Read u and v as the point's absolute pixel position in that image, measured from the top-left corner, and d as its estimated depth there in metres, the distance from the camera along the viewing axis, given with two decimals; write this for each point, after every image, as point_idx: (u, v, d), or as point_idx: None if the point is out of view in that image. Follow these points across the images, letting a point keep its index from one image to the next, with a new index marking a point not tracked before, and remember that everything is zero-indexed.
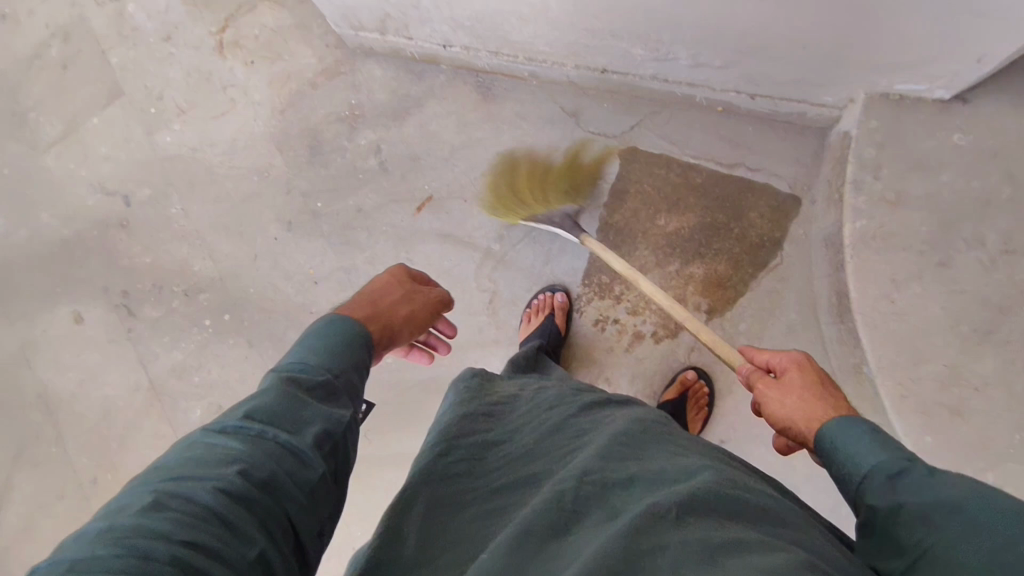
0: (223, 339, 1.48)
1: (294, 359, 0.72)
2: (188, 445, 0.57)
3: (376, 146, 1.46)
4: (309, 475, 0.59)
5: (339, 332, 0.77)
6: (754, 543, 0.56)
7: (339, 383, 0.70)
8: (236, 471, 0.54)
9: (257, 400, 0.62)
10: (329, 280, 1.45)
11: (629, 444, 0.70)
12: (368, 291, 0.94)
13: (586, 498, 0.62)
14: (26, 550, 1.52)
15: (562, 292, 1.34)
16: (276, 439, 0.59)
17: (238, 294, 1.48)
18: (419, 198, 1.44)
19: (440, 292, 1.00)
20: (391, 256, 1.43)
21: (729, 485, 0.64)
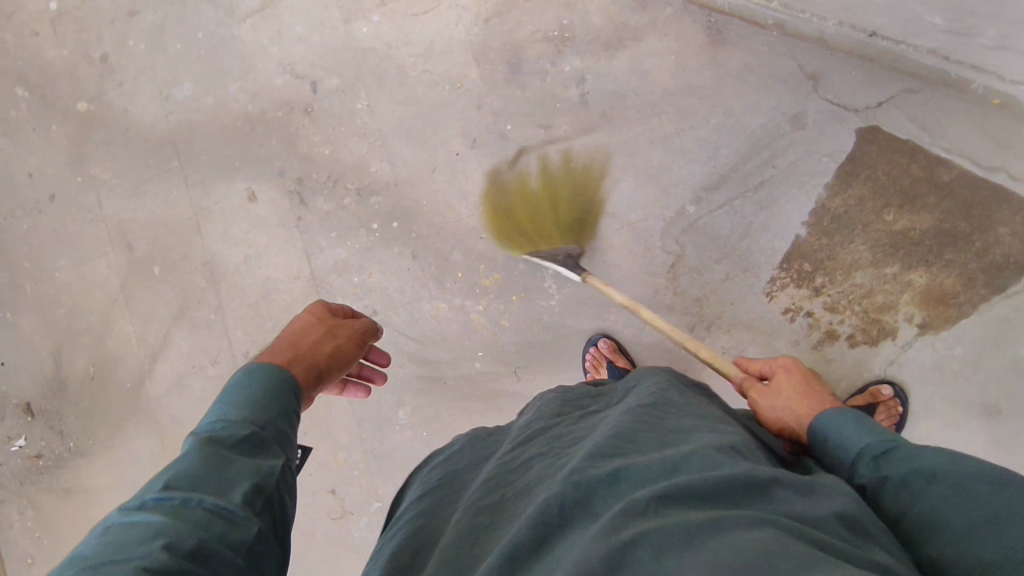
0: (389, 246, 1.47)
1: (212, 418, 0.71)
2: (105, 527, 0.55)
3: (580, 75, 1.36)
4: (242, 535, 0.58)
5: (256, 377, 0.78)
6: (732, 519, 0.57)
7: (264, 433, 0.69)
8: (161, 546, 0.52)
9: (179, 468, 0.61)
10: (506, 209, 1.39)
11: (614, 438, 0.73)
12: (287, 335, 0.92)
13: (575, 509, 0.64)
14: (179, 402, 1.63)
15: (603, 339, 1.32)
16: (200, 505, 0.58)
17: (410, 204, 1.46)
18: (617, 140, 1.33)
19: (366, 321, 1.01)
20: (575, 196, 1.35)
21: (712, 465, 0.65)
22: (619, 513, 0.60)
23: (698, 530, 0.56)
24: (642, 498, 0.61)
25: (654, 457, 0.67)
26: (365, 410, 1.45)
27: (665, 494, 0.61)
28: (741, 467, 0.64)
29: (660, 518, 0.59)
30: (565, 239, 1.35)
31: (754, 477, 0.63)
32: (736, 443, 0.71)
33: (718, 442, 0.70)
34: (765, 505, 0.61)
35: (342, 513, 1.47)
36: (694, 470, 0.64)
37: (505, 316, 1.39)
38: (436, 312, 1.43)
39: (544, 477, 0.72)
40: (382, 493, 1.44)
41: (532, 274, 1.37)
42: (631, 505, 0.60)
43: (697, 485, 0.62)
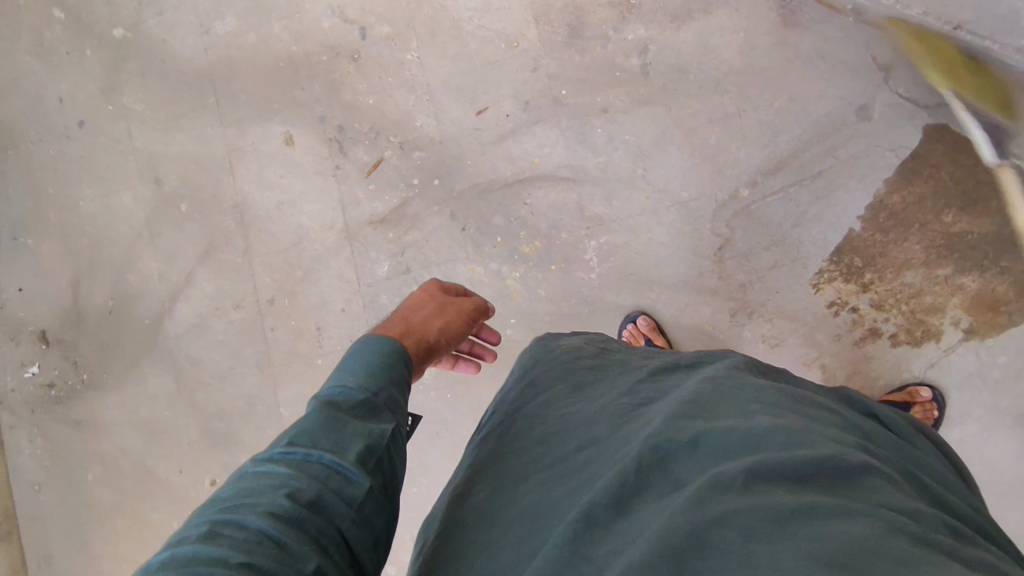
0: (428, 204, 1.43)
1: (333, 382, 0.71)
2: (241, 476, 0.60)
3: (644, 45, 1.32)
4: (354, 492, 0.59)
5: (377, 347, 0.78)
6: (827, 506, 0.54)
7: (376, 399, 0.69)
8: (285, 495, 0.55)
9: (300, 426, 0.63)
10: (553, 176, 1.36)
11: (694, 409, 0.71)
12: (401, 311, 0.94)
13: (652, 473, 0.62)
14: (197, 344, 1.59)
15: (642, 315, 1.30)
16: (321, 460, 0.60)
17: (454, 162, 1.42)
18: (675, 116, 1.30)
19: (476, 300, 1.01)
20: (626, 169, 1.33)
21: (799, 445, 0.62)
22: (703, 485, 0.58)
23: (790, 509, 0.54)
24: (727, 472, 0.58)
25: (737, 428, 0.65)
26: None
27: (752, 469, 0.58)
28: (834, 450, 0.61)
29: (751, 493, 0.56)
30: (611, 212, 1.33)
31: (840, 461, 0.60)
32: (824, 429, 0.69)
33: (807, 424, 0.68)
34: (863, 490, 0.58)
35: None
36: (782, 448, 0.62)
37: (542, 285, 1.36)
38: (472, 275, 1.40)
39: (616, 438, 0.70)
40: None
41: (574, 245, 1.35)
42: (715, 479, 0.58)
43: (789, 462, 0.59)
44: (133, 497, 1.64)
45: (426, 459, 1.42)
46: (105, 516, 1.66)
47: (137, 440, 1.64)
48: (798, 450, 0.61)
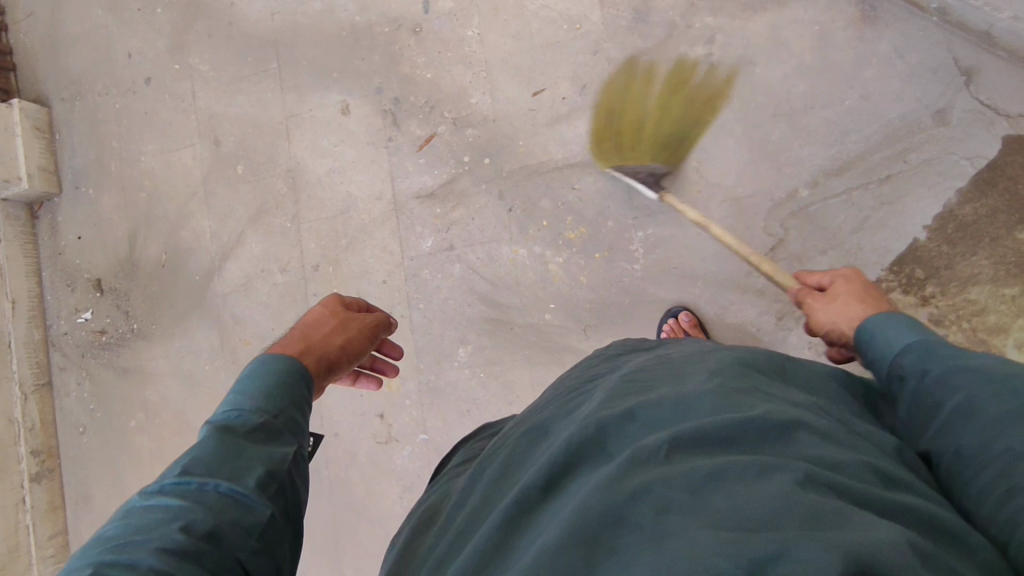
0: (476, 181, 1.43)
1: (226, 407, 0.70)
2: (125, 514, 0.58)
3: (710, 34, 1.28)
4: (257, 518, 0.58)
5: (261, 370, 0.75)
6: (745, 463, 0.52)
7: (277, 421, 0.69)
8: (179, 529, 0.54)
9: (194, 454, 0.62)
10: (605, 162, 1.34)
11: (629, 389, 0.69)
12: (298, 328, 0.90)
13: (585, 454, 0.60)
14: (240, 303, 1.62)
15: (684, 310, 1.26)
16: (218, 489, 0.59)
17: (505, 142, 1.41)
18: (736, 109, 1.26)
19: (378, 314, 0.98)
20: (681, 160, 1.29)
21: (729, 411, 0.60)
22: (626, 459, 0.55)
23: (705, 475, 0.51)
24: (647, 445, 0.56)
25: (668, 401, 0.63)
26: (425, 343, 1.44)
27: (676, 437, 0.56)
28: (763, 414, 0.59)
29: (670, 463, 0.54)
30: (662, 203, 1.30)
31: (761, 421, 0.58)
32: (761, 394, 0.66)
33: (744, 391, 0.66)
34: (791, 449, 0.55)
35: (388, 439, 1.46)
36: (710, 416, 0.60)
37: (584, 272, 1.34)
38: (515, 256, 1.39)
39: (557, 427, 0.69)
40: (430, 425, 1.43)
41: (620, 234, 1.32)
42: (636, 453, 0.56)
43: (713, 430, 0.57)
44: (169, 448, 1.68)
45: (454, 436, 1.42)
46: (142, 463, 1.71)
47: (178, 392, 1.68)
48: (726, 417, 0.59)
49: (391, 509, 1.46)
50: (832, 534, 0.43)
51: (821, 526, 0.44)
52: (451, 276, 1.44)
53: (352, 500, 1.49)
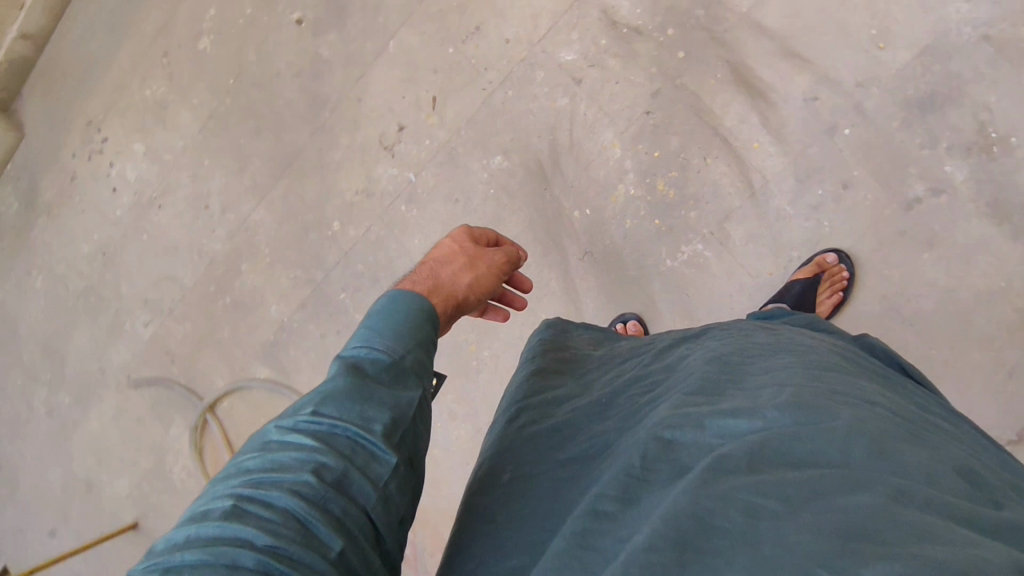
0: (654, 59, 1.27)
1: (358, 340, 0.69)
2: (262, 442, 0.58)
3: (943, 187, 1.11)
4: (380, 469, 0.58)
5: (392, 308, 0.74)
6: (829, 479, 0.51)
7: (405, 361, 0.68)
8: (311, 471, 0.54)
9: (324, 391, 0.61)
10: (748, 170, 1.23)
11: (708, 391, 0.68)
12: (428, 261, 0.90)
13: (659, 462, 0.60)
14: None
15: (634, 320, 1.30)
16: (347, 433, 0.58)
17: (710, 59, 1.24)
18: (871, 258, 1.16)
19: (505, 254, 0.95)
20: (790, 239, 1.21)
21: (805, 415, 0.58)
22: (708, 467, 0.54)
23: (799, 487, 0.50)
24: (731, 455, 0.55)
25: (742, 408, 0.61)
26: (481, 120, 1.40)
27: (757, 453, 0.55)
28: (846, 423, 0.57)
29: (759, 474, 0.53)
30: (738, 247, 1.24)
31: (841, 429, 0.55)
32: (840, 395, 0.63)
33: (824, 391, 0.63)
34: (877, 454, 0.53)
35: (389, 147, 1.49)
36: (788, 420, 0.58)
37: (631, 220, 1.31)
38: (608, 147, 1.32)
39: (634, 422, 0.69)
40: (424, 174, 1.46)
41: (688, 229, 1.27)
42: (718, 463, 0.54)
43: (794, 440, 0.55)
44: None
45: (430, 202, 1.46)
46: None
47: None
48: (805, 423, 0.57)
49: (344, 191, 1.54)
50: (936, 550, 0.42)
51: (925, 541, 0.43)
52: (553, 102, 1.35)
53: (327, 154, 1.55)
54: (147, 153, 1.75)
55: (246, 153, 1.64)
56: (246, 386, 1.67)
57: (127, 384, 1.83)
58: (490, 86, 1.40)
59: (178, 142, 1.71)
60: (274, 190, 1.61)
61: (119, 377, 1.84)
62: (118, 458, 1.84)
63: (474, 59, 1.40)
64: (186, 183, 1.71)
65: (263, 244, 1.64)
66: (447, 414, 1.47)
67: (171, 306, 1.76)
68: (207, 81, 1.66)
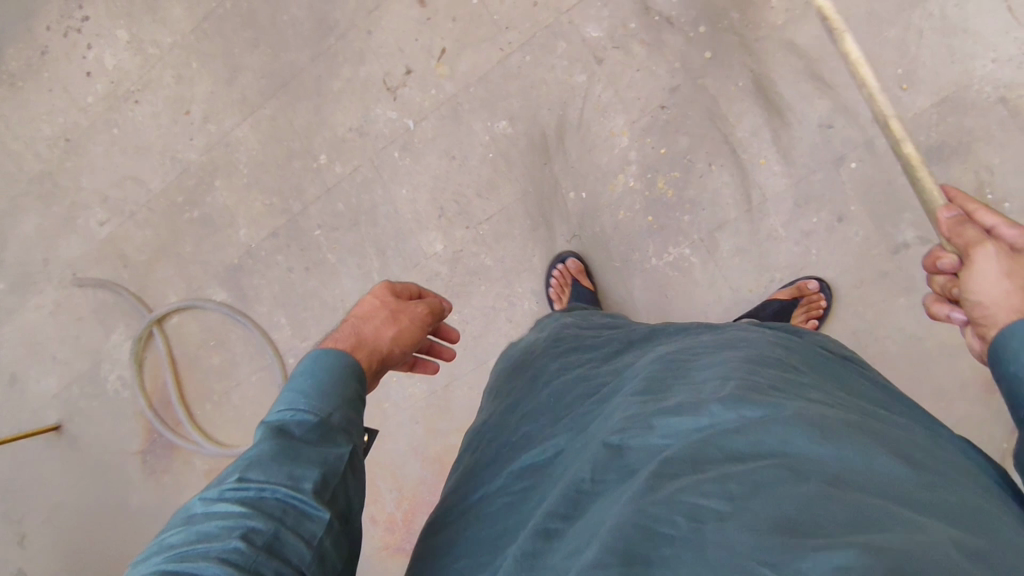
0: (680, 53, 1.24)
1: (281, 406, 0.75)
2: (188, 517, 0.64)
3: (932, 239, 1.13)
4: (314, 526, 0.64)
5: (317, 369, 0.79)
6: (772, 471, 0.51)
7: (335, 420, 0.74)
8: (240, 536, 0.60)
9: (249, 457, 0.67)
10: (749, 185, 1.22)
11: (654, 390, 0.69)
12: (349, 320, 0.90)
13: (607, 472, 0.61)
14: None
15: (564, 256, 1.33)
16: (275, 495, 0.64)
17: (736, 65, 1.22)
18: (849, 294, 1.18)
19: (428, 305, 0.95)
20: (775, 261, 1.22)
21: (749, 406, 0.59)
22: (652, 474, 0.55)
23: (740, 483, 0.51)
24: (674, 460, 0.56)
25: (687, 405, 0.62)
26: (493, 80, 1.36)
27: (699, 453, 0.56)
28: (784, 410, 0.58)
29: (701, 474, 0.53)
30: (724, 260, 1.24)
31: (780, 418, 0.57)
32: (780, 386, 0.66)
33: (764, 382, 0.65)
34: (819, 439, 0.54)
35: (393, 88, 1.43)
36: (730, 414, 0.59)
37: (626, 211, 1.30)
38: (615, 135, 1.29)
39: (582, 433, 0.71)
40: (424, 124, 1.41)
41: (679, 232, 1.27)
42: (661, 468, 0.55)
43: (736, 435, 0.56)
44: None
45: (425, 154, 1.42)
46: None
47: None
48: (747, 418, 0.58)
49: (338, 124, 1.48)
50: (871, 537, 0.43)
51: (867, 530, 0.44)
52: (569, 77, 1.31)
53: (325, 83, 1.48)
54: (130, 43, 1.63)
55: (238, 64, 1.54)
56: (201, 306, 1.62)
57: (73, 281, 1.74)
58: (508, 47, 1.34)
59: (167, 37, 1.60)
60: (263, 110, 1.53)
61: (64, 272, 1.75)
62: (51, 356, 1.76)
63: (497, 16, 1.34)
64: (169, 83, 1.61)
65: (242, 163, 1.56)
66: (404, 371, 1.45)
67: (133, 209, 1.68)
68: None
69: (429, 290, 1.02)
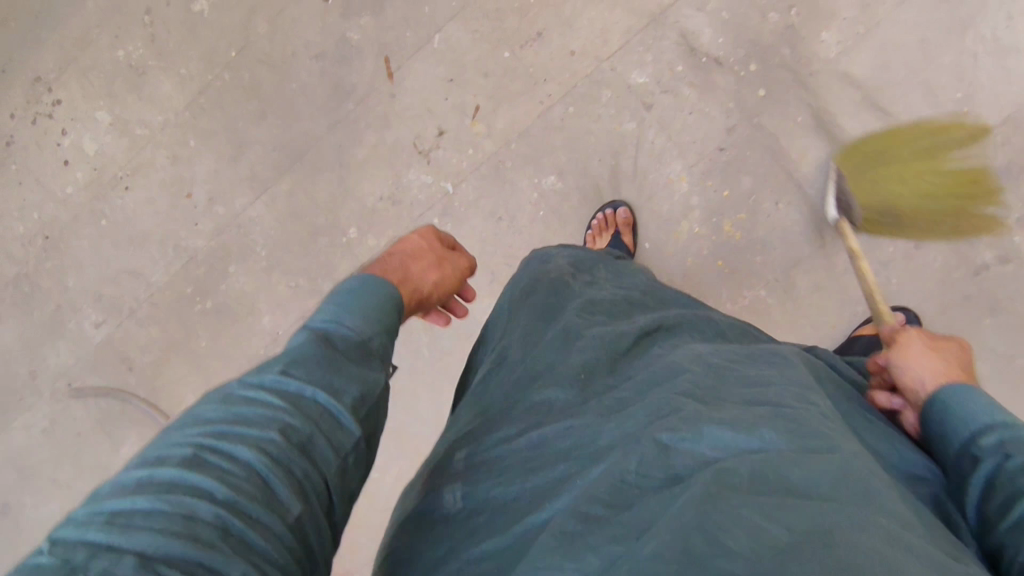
0: (731, 92, 1.21)
1: (324, 308, 0.66)
2: (221, 390, 0.55)
3: (1010, 257, 1.14)
4: (342, 438, 0.56)
5: (375, 284, 0.70)
6: (834, 514, 0.47)
7: (377, 343, 0.65)
8: (277, 429, 0.51)
9: (291, 356, 0.58)
10: (819, 220, 1.20)
11: (705, 391, 0.64)
12: (399, 252, 0.84)
13: (649, 468, 0.55)
14: None
15: (617, 207, 1.25)
16: (311, 398, 0.56)
17: (793, 100, 1.19)
18: (934, 321, 1.17)
19: (470, 261, 0.93)
20: (856, 295, 1.19)
21: (818, 448, 0.54)
22: (710, 481, 0.50)
23: (802, 520, 0.46)
24: (733, 470, 0.51)
25: (741, 420, 0.57)
26: (535, 135, 1.29)
27: (759, 473, 0.51)
28: (845, 457, 0.54)
29: (756, 497, 0.49)
30: (802, 299, 1.21)
31: (847, 470, 0.52)
32: (839, 426, 0.61)
33: (825, 418, 0.60)
34: (883, 504, 0.50)
35: (425, 152, 1.34)
36: (784, 444, 0.54)
37: (693, 259, 1.25)
38: (673, 181, 1.25)
39: (613, 420, 0.65)
40: (463, 186, 1.33)
41: (752, 274, 1.23)
42: (722, 475, 0.50)
43: (795, 466, 0.51)
44: None
45: (468, 218, 1.33)
46: None
47: None
48: (807, 451, 0.54)
49: (365, 195, 1.37)
50: None
51: None
52: (618, 125, 1.26)
53: (348, 151, 1.37)
54: (113, 125, 1.47)
55: (244, 138, 1.41)
56: None
57: (69, 392, 1.55)
58: (548, 100, 1.28)
59: (156, 116, 1.45)
60: (278, 186, 1.41)
61: (56, 384, 1.56)
62: (49, 479, 1.56)
63: (534, 68, 1.28)
64: (163, 165, 1.46)
65: (259, 245, 1.43)
66: None
67: (133, 306, 1.51)
68: (199, 48, 1.41)
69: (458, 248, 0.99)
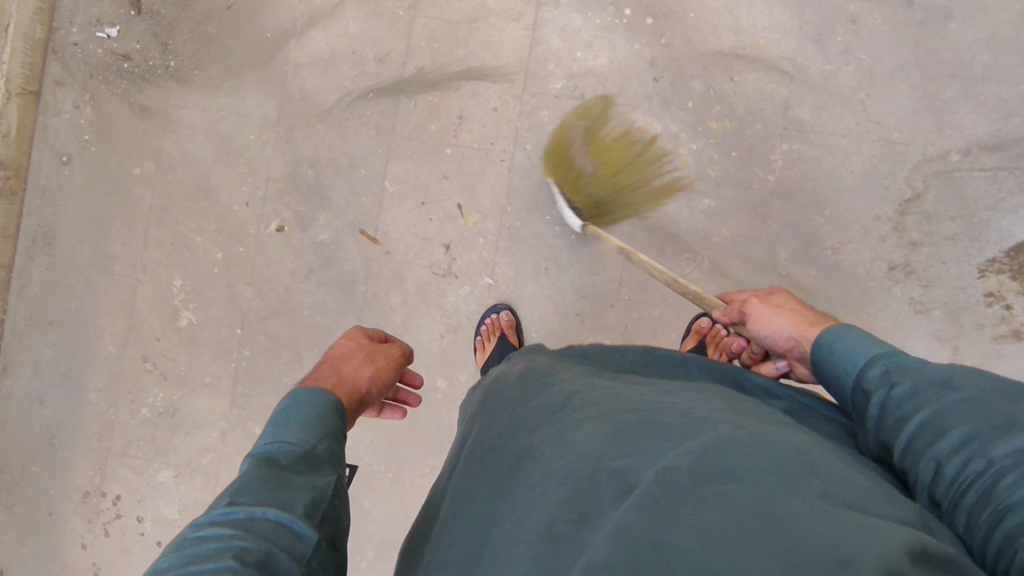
0: (631, 37, 1.33)
1: (273, 433, 0.75)
2: (179, 542, 0.62)
3: None
4: (301, 545, 0.62)
5: (314, 401, 0.81)
6: (763, 501, 0.51)
7: (320, 453, 0.74)
8: (231, 557, 0.58)
9: (239, 486, 0.66)
10: (772, 64, 1.30)
11: (649, 405, 0.68)
12: (329, 360, 0.99)
13: (595, 484, 0.58)
14: (317, 79, 1.41)
15: (503, 313, 1.33)
16: (265, 516, 0.63)
17: (677, 5, 1.33)
18: (916, 57, 1.26)
19: (397, 345, 1.07)
20: (848, 89, 1.28)
21: (746, 441, 0.59)
22: (651, 487, 0.54)
23: (740, 515, 0.50)
24: (675, 468, 0.55)
25: (683, 432, 0.61)
26: (521, 185, 1.35)
27: (698, 466, 0.55)
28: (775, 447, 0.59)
29: (697, 494, 0.53)
30: (815, 123, 1.28)
31: (777, 454, 0.57)
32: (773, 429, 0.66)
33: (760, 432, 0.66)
34: (811, 478, 0.55)
35: (447, 273, 1.36)
36: (722, 439, 0.59)
37: (714, 168, 1.31)
38: (647, 128, 1.33)
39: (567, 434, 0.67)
40: (499, 270, 1.35)
41: (765, 140, 1.30)
42: (664, 478, 0.54)
43: (739, 457, 0.56)
44: (176, 212, 1.43)
45: (525, 287, 1.35)
46: (138, 219, 1.44)
47: (205, 151, 1.43)
48: (742, 442, 0.58)
49: (429, 344, 1.37)
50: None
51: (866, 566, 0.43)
52: (573, 127, 1.34)
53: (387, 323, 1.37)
54: (179, 474, 1.41)
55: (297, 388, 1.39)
56: None
57: None
58: (508, 155, 1.36)
59: (210, 435, 1.41)
60: None
61: None
62: None
63: (478, 142, 1.36)
64: None
65: (377, 462, 1.37)
66: None
67: None
68: (208, 351, 1.42)
69: (394, 338, 1.15)
